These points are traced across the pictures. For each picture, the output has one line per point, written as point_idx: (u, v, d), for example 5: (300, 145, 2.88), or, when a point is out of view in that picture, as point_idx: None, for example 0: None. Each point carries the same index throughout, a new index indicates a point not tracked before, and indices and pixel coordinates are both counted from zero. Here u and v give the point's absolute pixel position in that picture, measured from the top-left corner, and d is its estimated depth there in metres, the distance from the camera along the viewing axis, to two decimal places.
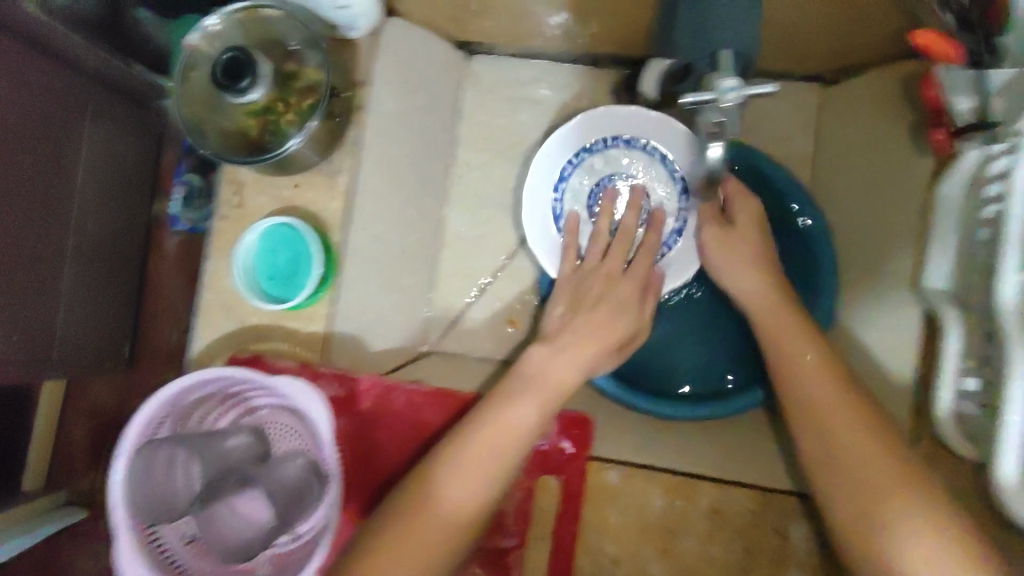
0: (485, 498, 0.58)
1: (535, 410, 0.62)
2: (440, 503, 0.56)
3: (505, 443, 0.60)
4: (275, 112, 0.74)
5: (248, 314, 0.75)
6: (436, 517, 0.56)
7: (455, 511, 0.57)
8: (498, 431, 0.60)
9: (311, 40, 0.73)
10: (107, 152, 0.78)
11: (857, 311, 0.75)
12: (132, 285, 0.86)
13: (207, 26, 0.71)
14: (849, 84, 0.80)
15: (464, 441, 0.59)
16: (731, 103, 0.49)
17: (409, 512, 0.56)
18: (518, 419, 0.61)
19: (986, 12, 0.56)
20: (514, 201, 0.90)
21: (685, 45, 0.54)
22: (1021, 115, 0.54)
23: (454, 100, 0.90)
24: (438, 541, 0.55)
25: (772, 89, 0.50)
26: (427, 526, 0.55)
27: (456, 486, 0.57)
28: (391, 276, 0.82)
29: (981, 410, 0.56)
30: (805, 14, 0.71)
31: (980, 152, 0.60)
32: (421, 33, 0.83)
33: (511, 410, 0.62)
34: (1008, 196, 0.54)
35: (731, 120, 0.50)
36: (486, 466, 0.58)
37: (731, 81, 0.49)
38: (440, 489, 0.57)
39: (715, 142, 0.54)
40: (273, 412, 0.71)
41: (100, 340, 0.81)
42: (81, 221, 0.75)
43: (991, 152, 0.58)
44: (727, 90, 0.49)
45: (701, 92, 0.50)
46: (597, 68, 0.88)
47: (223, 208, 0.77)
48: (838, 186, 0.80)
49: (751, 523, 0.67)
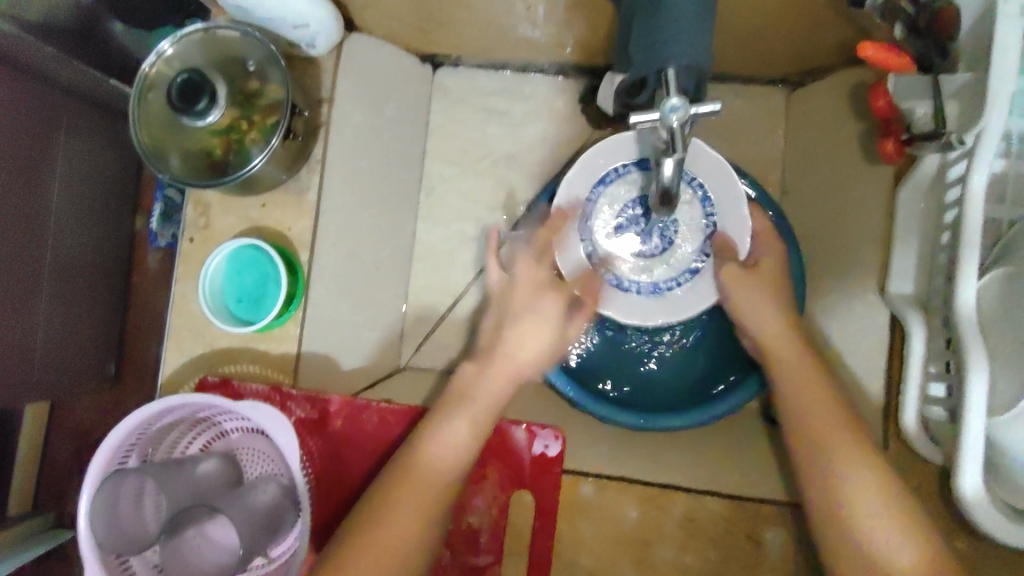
0: (437, 501, 0.57)
1: (469, 433, 0.60)
2: (398, 499, 0.56)
3: (448, 457, 0.59)
4: (238, 130, 0.73)
5: (217, 337, 0.75)
6: (398, 509, 0.56)
7: (413, 506, 0.56)
8: (440, 440, 0.60)
9: (269, 58, 0.73)
10: (85, 169, 0.77)
11: (826, 314, 0.75)
12: (117, 302, 0.85)
13: (162, 48, 0.71)
14: (812, 88, 0.80)
15: (425, 441, 0.60)
16: (676, 124, 0.49)
17: (374, 507, 0.56)
18: (452, 436, 0.60)
19: (934, 19, 0.56)
20: (485, 212, 0.90)
21: (639, 60, 0.56)
22: (978, 120, 0.54)
23: (422, 113, 0.90)
24: (397, 533, 0.55)
25: (715, 109, 0.49)
26: (389, 517, 0.56)
27: (417, 479, 0.57)
28: (363, 292, 0.81)
29: (947, 415, 0.57)
30: (762, 25, 0.72)
31: (939, 157, 0.60)
32: (387, 50, 0.83)
33: (462, 420, 0.61)
34: (965, 202, 0.55)
35: (677, 140, 0.49)
36: (437, 466, 0.58)
37: (675, 101, 0.49)
38: (402, 485, 0.57)
39: (665, 160, 0.53)
40: (243, 436, 0.71)
41: (83, 359, 0.81)
42: (56, 240, 0.74)
43: (948, 158, 0.59)
44: (670, 111, 0.49)
45: (647, 113, 0.50)
46: (564, 78, 0.88)
47: (189, 230, 0.77)
48: (805, 189, 0.80)
49: (725, 530, 0.68)
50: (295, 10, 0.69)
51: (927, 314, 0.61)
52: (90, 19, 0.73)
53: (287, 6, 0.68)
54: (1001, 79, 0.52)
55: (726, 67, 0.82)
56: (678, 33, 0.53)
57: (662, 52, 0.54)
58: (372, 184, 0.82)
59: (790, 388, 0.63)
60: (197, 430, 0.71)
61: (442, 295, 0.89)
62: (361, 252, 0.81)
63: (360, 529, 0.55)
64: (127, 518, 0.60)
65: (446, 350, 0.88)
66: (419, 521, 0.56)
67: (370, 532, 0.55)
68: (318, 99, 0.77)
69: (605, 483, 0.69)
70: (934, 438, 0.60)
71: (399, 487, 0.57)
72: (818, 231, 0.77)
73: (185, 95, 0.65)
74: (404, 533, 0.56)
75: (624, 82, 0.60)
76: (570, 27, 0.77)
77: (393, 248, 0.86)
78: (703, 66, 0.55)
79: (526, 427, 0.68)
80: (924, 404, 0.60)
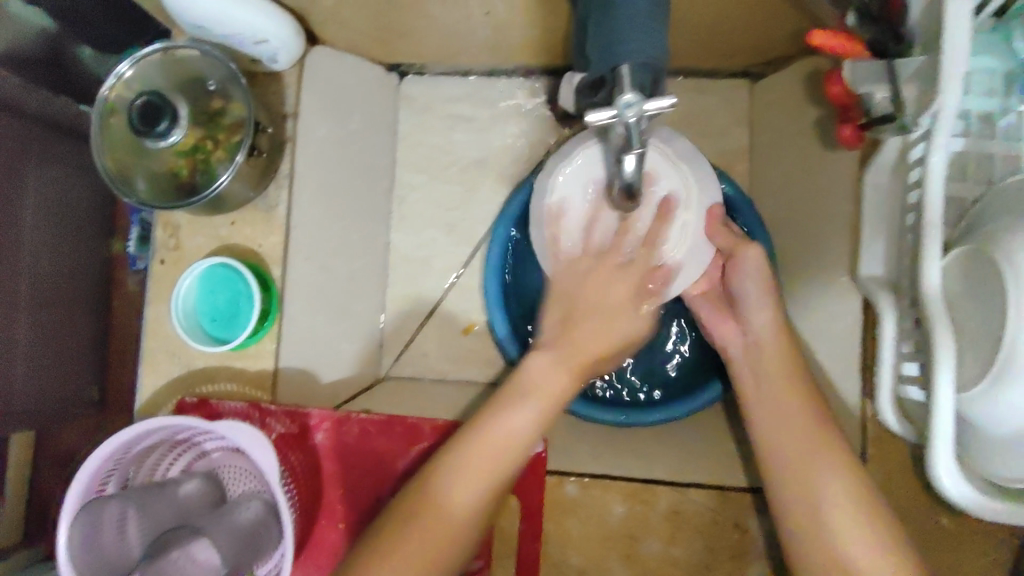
0: (516, 455, 0.58)
1: (567, 380, 0.61)
2: (475, 454, 0.57)
3: (544, 404, 0.60)
4: (204, 150, 0.73)
5: (193, 358, 0.74)
6: (485, 459, 0.57)
7: (501, 452, 0.57)
8: (531, 389, 0.60)
9: (229, 76, 0.73)
10: (58, 195, 0.77)
11: (802, 300, 0.76)
12: (94, 326, 0.82)
13: (121, 72, 0.70)
14: (773, 77, 0.80)
15: (511, 398, 0.60)
16: (633, 119, 0.49)
17: (464, 455, 0.57)
18: (550, 382, 0.61)
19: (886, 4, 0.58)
20: (459, 218, 0.89)
21: (596, 58, 0.56)
22: (932, 99, 0.54)
23: (390, 123, 0.89)
24: (485, 478, 0.56)
25: (670, 102, 0.48)
26: (475, 467, 0.56)
27: (499, 432, 0.58)
28: (340, 305, 0.81)
29: (921, 394, 0.57)
30: (721, 20, 0.72)
31: (898, 139, 0.61)
32: (349, 60, 0.83)
33: (539, 386, 0.60)
34: (925, 181, 0.55)
35: (634, 135, 0.50)
36: (526, 416, 0.59)
37: (629, 97, 0.49)
38: (491, 436, 0.58)
39: (627, 156, 0.53)
40: (225, 456, 0.71)
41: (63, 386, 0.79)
42: (31, 266, 0.73)
43: (909, 139, 0.59)
44: (626, 106, 0.49)
45: (602, 110, 0.50)
46: (530, 79, 0.88)
47: (161, 251, 0.77)
48: (774, 177, 0.81)
49: (711, 522, 0.68)
50: (254, 25, 0.69)
51: (897, 296, 0.62)
52: (55, 45, 0.73)
53: (243, 22, 0.68)
54: (952, 59, 0.52)
55: (689, 60, 0.82)
56: (630, 30, 0.53)
57: (617, 51, 0.54)
58: (342, 195, 0.81)
59: (764, 374, 0.63)
60: (178, 451, 0.70)
61: (421, 303, 0.89)
62: (336, 263, 0.80)
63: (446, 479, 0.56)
64: (110, 549, 0.59)
65: (427, 359, 0.87)
66: (498, 470, 0.57)
67: (457, 479, 0.56)
68: (283, 114, 0.78)
69: (591, 483, 0.69)
70: (908, 416, 0.60)
71: (483, 443, 0.57)
72: (788, 218, 0.78)
73: (147, 117, 0.65)
74: (481, 485, 0.56)
75: (583, 80, 0.60)
76: (530, 29, 0.77)
77: (368, 259, 0.86)
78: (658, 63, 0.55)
79: None
80: (898, 383, 0.60)
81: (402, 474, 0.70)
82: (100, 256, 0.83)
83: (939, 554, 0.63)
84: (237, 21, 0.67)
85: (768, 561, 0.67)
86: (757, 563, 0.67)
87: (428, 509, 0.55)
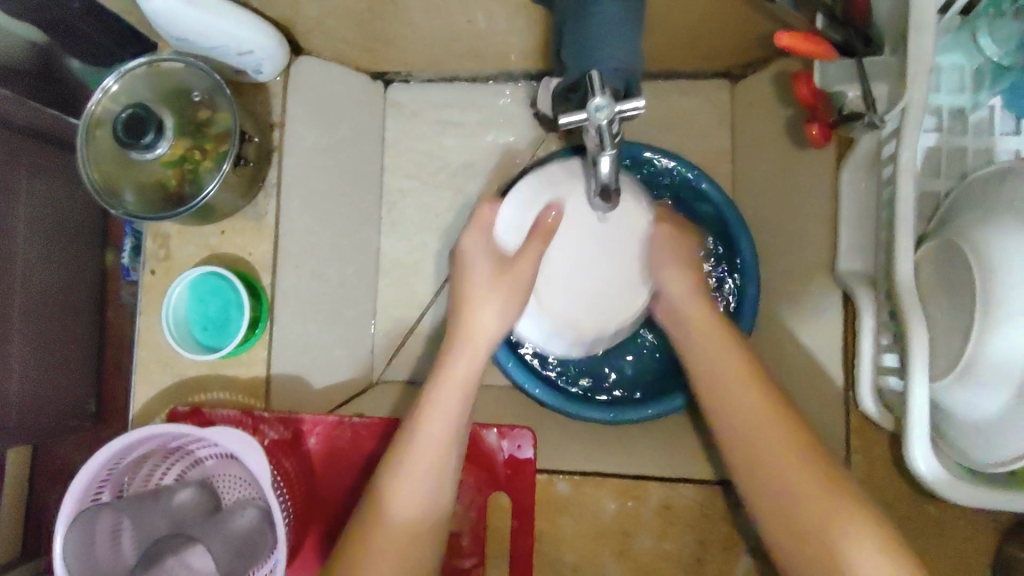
0: (445, 459, 0.59)
1: (471, 361, 0.63)
2: (413, 468, 0.58)
3: (455, 400, 0.61)
4: (192, 160, 0.74)
5: (185, 367, 0.75)
6: (419, 468, 0.58)
7: (429, 459, 0.59)
8: (440, 393, 0.61)
9: (214, 87, 0.74)
10: (50, 209, 0.77)
11: (786, 296, 0.77)
12: (90, 338, 0.83)
13: (106, 87, 0.71)
14: (752, 78, 0.81)
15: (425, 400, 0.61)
16: (604, 122, 0.50)
17: (400, 465, 0.58)
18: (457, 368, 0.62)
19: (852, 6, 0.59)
20: (447, 223, 0.90)
21: (572, 64, 0.58)
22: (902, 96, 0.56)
23: (377, 130, 0.90)
24: (426, 484, 0.58)
25: (639, 105, 0.50)
26: (416, 477, 0.58)
27: (423, 441, 0.59)
28: (331, 312, 0.82)
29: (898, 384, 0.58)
30: (699, 24, 0.74)
31: (871, 136, 0.63)
32: (335, 69, 0.84)
33: (449, 381, 0.62)
34: (896, 178, 0.57)
35: (607, 136, 0.51)
36: (443, 419, 0.60)
37: (600, 100, 0.50)
38: (415, 445, 0.59)
39: (602, 157, 0.54)
40: (218, 463, 0.72)
41: (59, 398, 0.80)
42: (25, 279, 0.74)
43: (881, 136, 0.61)
44: (598, 109, 0.50)
45: (575, 113, 0.51)
46: (514, 85, 0.89)
47: (151, 262, 0.78)
48: (756, 176, 0.82)
49: (701, 516, 0.69)
50: (238, 37, 0.70)
51: (874, 290, 0.63)
52: (47, 58, 0.74)
53: (228, 34, 0.69)
54: (917, 58, 0.54)
55: (669, 63, 0.84)
56: (605, 37, 0.55)
57: (594, 56, 0.55)
58: (330, 203, 0.82)
59: None
60: (171, 460, 0.71)
61: (411, 307, 0.90)
62: (325, 270, 0.81)
63: (388, 491, 0.58)
64: (102, 557, 0.61)
65: (419, 362, 0.88)
66: (437, 477, 0.59)
67: (399, 489, 0.58)
68: (270, 123, 0.79)
69: (581, 480, 0.70)
70: (888, 406, 0.62)
71: (410, 453, 0.58)
72: (770, 215, 0.79)
73: (132, 129, 0.66)
74: (431, 493, 0.58)
75: (560, 85, 0.62)
76: (512, 36, 0.78)
77: (357, 266, 0.87)
78: (632, 66, 0.57)
79: (496, 428, 0.69)
80: (877, 375, 0.62)
81: None
82: (95, 269, 0.84)
83: (923, 541, 0.64)
84: (221, 33, 0.68)
85: (759, 553, 0.68)
86: (748, 555, 0.68)
87: (384, 524, 0.57)
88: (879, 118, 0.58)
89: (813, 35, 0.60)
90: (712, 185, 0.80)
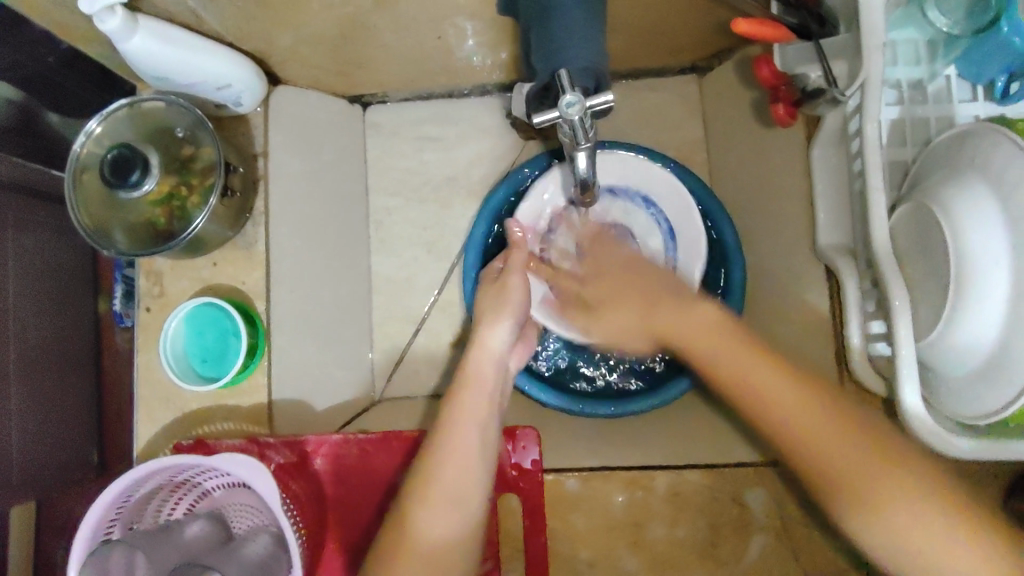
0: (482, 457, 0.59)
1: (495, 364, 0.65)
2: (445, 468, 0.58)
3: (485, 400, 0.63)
4: (179, 197, 0.75)
5: (188, 401, 0.75)
6: (457, 469, 0.58)
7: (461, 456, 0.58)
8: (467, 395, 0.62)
9: (196, 123, 0.75)
10: (40, 261, 0.78)
11: (773, 276, 0.78)
12: (88, 389, 0.83)
13: (89, 129, 0.72)
14: (719, 69, 0.84)
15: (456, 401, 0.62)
16: (576, 117, 0.52)
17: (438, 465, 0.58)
18: (485, 370, 0.64)
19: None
20: (435, 236, 0.92)
21: (541, 68, 0.60)
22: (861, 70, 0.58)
23: (359, 152, 0.92)
24: (465, 484, 0.57)
25: (608, 98, 0.52)
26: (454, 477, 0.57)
27: (458, 439, 0.59)
28: (327, 333, 0.83)
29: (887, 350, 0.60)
30: (662, 22, 0.76)
31: (837, 112, 0.65)
32: (312, 96, 0.86)
33: (474, 386, 0.63)
34: (864, 151, 0.58)
35: (580, 130, 0.52)
36: (476, 418, 0.61)
37: (570, 97, 0.52)
38: (452, 443, 0.59)
39: (577, 153, 0.56)
40: (227, 493, 0.72)
41: (63, 450, 0.79)
42: (20, 332, 0.74)
43: (847, 111, 0.63)
44: (568, 105, 0.52)
45: (547, 112, 0.53)
46: (489, 96, 0.91)
47: (146, 299, 0.78)
48: (731, 162, 0.84)
49: (710, 498, 0.69)
50: (216, 72, 0.71)
51: (854, 260, 0.65)
52: (28, 115, 0.74)
53: (205, 69, 0.70)
54: (870, 33, 0.56)
55: (637, 62, 0.86)
56: (570, 40, 0.57)
57: (562, 59, 0.57)
58: (317, 226, 0.84)
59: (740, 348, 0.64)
60: (179, 494, 0.71)
61: (405, 323, 0.90)
62: (318, 293, 0.82)
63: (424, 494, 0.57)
64: None
65: (417, 374, 0.89)
66: (474, 470, 0.58)
67: (429, 504, 0.56)
68: (253, 154, 0.80)
69: (589, 476, 0.71)
70: (880, 371, 0.63)
71: (437, 472, 0.57)
72: (750, 199, 0.81)
73: (119, 168, 0.67)
74: (468, 491, 0.57)
75: (531, 90, 0.63)
76: (482, 48, 0.80)
77: (349, 286, 0.88)
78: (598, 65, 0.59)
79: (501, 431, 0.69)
80: (867, 343, 0.63)
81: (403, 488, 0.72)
82: (89, 317, 0.84)
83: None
84: (198, 69, 0.70)
85: (772, 531, 0.68)
86: (761, 534, 0.68)
87: (419, 533, 0.55)
88: (841, 92, 0.61)
89: (774, 21, 0.62)
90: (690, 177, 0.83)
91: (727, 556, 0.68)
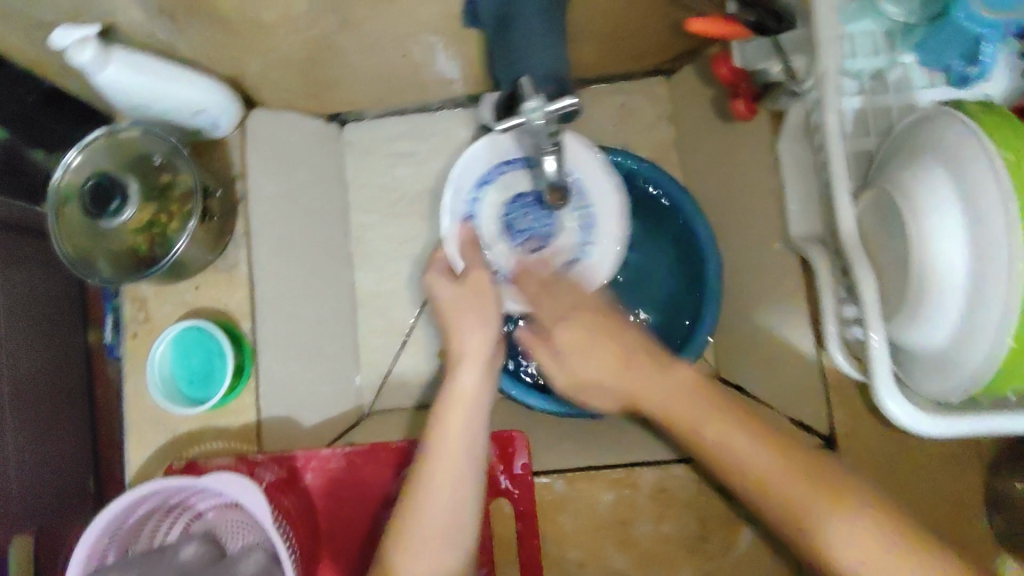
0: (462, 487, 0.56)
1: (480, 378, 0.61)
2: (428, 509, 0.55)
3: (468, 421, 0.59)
4: (159, 224, 0.76)
5: (177, 424, 0.76)
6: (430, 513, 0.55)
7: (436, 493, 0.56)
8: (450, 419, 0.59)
9: (173, 150, 0.75)
10: (29, 295, 0.78)
11: (748, 270, 0.80)
12: (84, 418, 0.85)
13: (68, 162, 0.73)
14: (686, 71, 0.85)
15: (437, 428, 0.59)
16: (540, 120, 0.55)
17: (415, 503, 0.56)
18: (466, 386, 0.60)
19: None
20: (416, 250, 0.93)
21: (506, 77, 0.61)
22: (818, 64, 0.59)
23: (337, 170, 0.93)
24: (444, 524, 0.55)
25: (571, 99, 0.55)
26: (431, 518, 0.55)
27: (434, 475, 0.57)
28: (313, 350, 0.84)
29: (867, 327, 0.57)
30: (629, 27, 0.77)
31: (799, 106, 0.66)
32: (289, 117, 0.87)
33: (456, 405, 0.59)
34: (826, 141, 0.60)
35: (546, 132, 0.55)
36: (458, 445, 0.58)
37: (532, 102, 0.55)
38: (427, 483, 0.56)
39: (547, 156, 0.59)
40: (220, 512, 0.72)
41: (60, 480, 0.80)
42: (10, 363, 0.74)
43: (808, 105, 0.64)
44: (531, 110, 0.55)
45: (512, 118, 0.55)
46: (463, 110, 0.93)
47: (131, 326, 0.79)
48: (700, 162, 0.86)
49: (695, 492, 0.70)
50: (190, 99, 0.72)
51: (825, 249, 0.65)
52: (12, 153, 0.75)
53: (179, 96, 0.71)
54: (825, 28, 0.57)
55: (606, 68, 0.87)
56: (531, 49, 0.58)
57: (527, 68, 0.58)
58: (298, 244, 0.85)
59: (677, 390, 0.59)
60: (173, 516, 0.71)
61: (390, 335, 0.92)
62: (302, 310, 0.84)
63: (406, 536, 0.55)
64: None
65: (404, 386, 0.91)
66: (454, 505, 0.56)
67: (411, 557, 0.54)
68: (231, 177, 0.80)
69: (576, 477, 0.71)
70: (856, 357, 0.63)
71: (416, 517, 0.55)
72: (721, 197, 0.83)
73: (99, 199, 0.69)
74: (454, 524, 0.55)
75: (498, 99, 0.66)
76: (453, 63, 0.81)
77: (332, 302, 0.89)
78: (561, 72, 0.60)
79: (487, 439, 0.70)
80: (842, 329, 0.62)
81: (395, 499, 0.73)
82: (81, 348, 0.86)
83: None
84: (171, 97, 0.71)
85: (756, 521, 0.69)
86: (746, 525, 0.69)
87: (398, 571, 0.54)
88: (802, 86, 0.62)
89: (731, 21, 0.64)
90: (662, 174, 0.83)
91: (715, 548, 0.69)
